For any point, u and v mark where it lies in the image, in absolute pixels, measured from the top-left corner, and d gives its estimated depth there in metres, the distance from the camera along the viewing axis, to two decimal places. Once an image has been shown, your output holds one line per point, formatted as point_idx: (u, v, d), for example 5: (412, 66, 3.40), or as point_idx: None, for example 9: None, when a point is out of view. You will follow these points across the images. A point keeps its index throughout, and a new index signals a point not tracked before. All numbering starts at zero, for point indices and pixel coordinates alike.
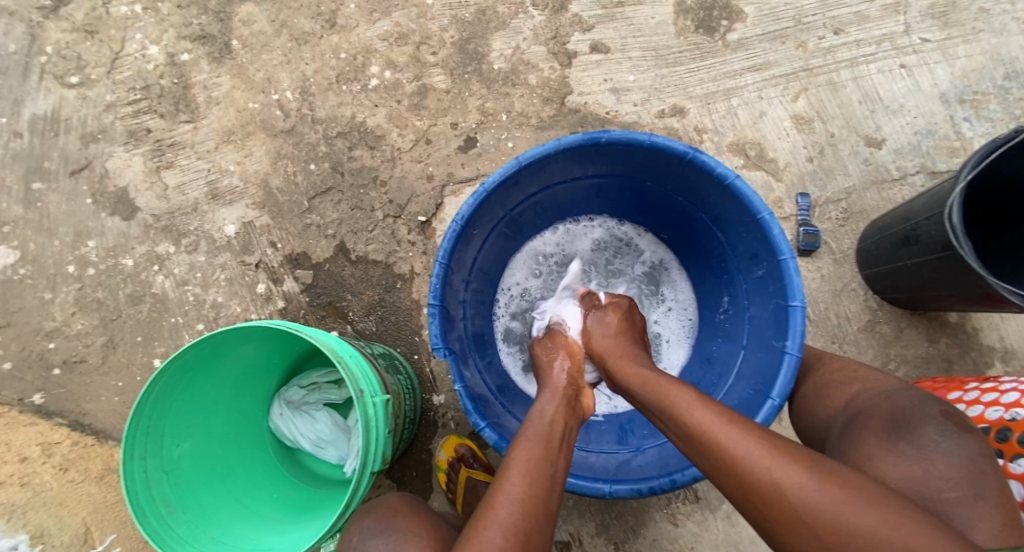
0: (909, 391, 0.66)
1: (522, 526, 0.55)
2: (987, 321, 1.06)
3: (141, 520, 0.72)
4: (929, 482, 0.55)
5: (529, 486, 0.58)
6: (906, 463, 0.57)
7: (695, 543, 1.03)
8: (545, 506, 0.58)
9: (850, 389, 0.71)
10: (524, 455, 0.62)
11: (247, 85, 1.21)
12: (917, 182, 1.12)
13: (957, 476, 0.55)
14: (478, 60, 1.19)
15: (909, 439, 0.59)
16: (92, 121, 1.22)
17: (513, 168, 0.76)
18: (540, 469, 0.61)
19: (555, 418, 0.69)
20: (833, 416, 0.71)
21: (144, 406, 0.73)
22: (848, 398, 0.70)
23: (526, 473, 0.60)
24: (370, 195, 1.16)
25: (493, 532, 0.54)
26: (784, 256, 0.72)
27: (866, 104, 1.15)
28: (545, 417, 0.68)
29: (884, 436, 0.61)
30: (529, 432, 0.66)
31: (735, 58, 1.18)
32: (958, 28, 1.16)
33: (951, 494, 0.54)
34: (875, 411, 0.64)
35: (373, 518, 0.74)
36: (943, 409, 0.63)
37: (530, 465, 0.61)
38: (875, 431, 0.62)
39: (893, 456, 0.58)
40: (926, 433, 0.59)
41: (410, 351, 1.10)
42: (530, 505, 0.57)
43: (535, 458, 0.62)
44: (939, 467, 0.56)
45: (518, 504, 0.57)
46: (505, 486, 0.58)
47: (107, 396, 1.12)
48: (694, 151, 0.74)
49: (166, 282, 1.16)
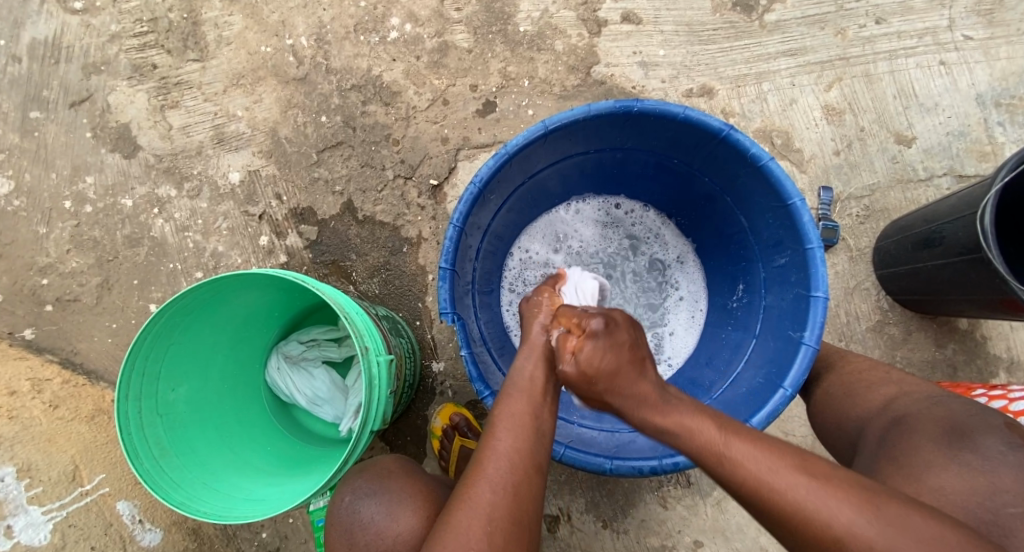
0: (965, 403, 0.64)
1: (511, 483, 0.55)
2: (997, 330, 1.05)
3: (134, 461, 0.70)
4: (992, 494, 0.53)
5: (517, 443, 0.57)
6: (968, 474, 0.55)
7: (682, 527, 1.03)
8: (534, 460, 0.57)
9: (887, 391, 0.70)
10: (509, 411, 0.59)
11: (260, 27, 1.16)
12: (943, 184, 1.09)
13: (1022, 490, 0.53)
14: (504, 21, 1.14)
15: (972, 450, 0.57)
16: (95, 51, 1.16)
17: (539, 131, 0.73)
18: (525, 429, 0.58)
19: (539, 371, 0.63)
20: (868, 416, 0.69)
21: (142, 345, 0.70)
22: (886, 401, 0.69)
23: (513, 430, 0.58)
24: (382, 153, 1.12)
25: (483, 492, 0.54)
26: (812, 245, 0.70)
27: (900, 100, 1.12)
28: (528, 372, 0.63)
29: (944, 444, 0.58)
30: (511, 387, 0.62)
31: (770, 40, 1.14)
32: (1003, 28, 1.12)
33: (1012, 509, 0.52)
34: (928, 419, 0.62)
35: (366, 478, 0.73)
36: (1008, 422, 0.60)
37: (517, 420, 0.58)
38: (933, 438, 0.60)
39: (956, 465, 0.56)
40: (989, 444, 0.57)
41: (411, 316, 1.08)
42: (519, 459, 0.56)
43: (519, 417, 0.59)
44: (1004, 480, 0.54)
45: (506, 458, 0.56)
46: (491, 442, 0.57)
47: (100, 336, 1.10)
48: (730, 128, 0.71)
49: (166, 227, 1.12)
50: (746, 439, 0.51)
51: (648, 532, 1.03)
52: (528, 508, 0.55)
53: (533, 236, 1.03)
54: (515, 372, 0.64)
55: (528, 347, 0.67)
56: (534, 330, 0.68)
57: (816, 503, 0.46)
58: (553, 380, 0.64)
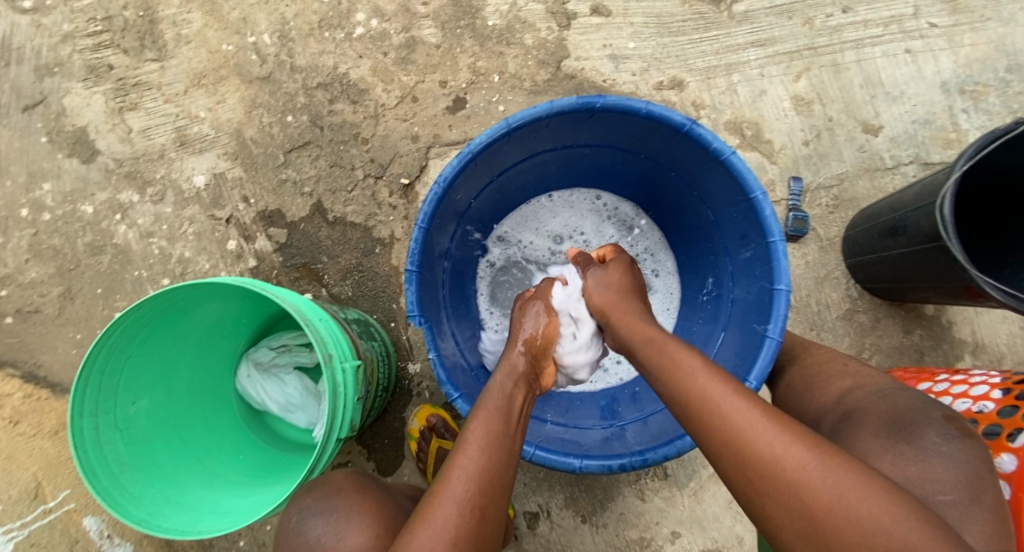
0: (911, 394, 0.65)
1: (477, 506, 0.54)
2: (962, 315, 1.07)
3: (91, 479, 0.69)
4: (924, 483, 0.54)
5: (484, 462, 0.56)
6: (902, 464, 0.56)
7: (660, 518, 1.04)
8: (501, 482, 0.57)
9: (843, 384, 0.71)
10: (483, 430, 0.59)
11: (220, 24, 1.12)
12: (910, 172, 1.11)
13: (953, 479, 0.54)
14: (471, 15, 1.12)
15: (908, 441, 0.58)
16: (47, 52, 1.12)
17: (501, 129, 0.72)
18: (497, 445, 0.58)
19: (514, 392, 0.66)
20: (823, 410, 0.70)
21: (95, 359, 0.68)
22: (840, 393, 0.70)
23: (483, 449, 0.57)
24: (351, 152, 1.10)
25: (448, 508, 0.53)
26: (774, 238, 0.70)
27: (868, 89, 1.13)
28: (506, 390, 0.65)
29: (884, 436, 0.59)
30: (485, 405, 0.63)
31: (739, 31, 1.14)
32: (967, 15, 1.13)
33: (943, 496, 0.53)
34: (871, 412, 0.63)
35: (313, 497, 0.71)
36: (944, 412, 0.61)
37: (490, 440, 0.58)
38: (873, 431, 0.60)
39: (890, 455, 0.57)
40: (927, 436, 0.58)
41: (386, 318, 1.07)
42: (486, 483, 0.55)
43: (493, 431, 0.59)
44: (936, 470, 0.55)
45: (474, 479, 0.55)
46: (461, 461, 0.56)
47: (64, 347, 1.07)
48: (692, 123, 0.71)
49: (129, 233, 1.09)
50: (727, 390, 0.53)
51: (626, 524, 1.04)
52: (490, 533, 0.55)
53: (513, 222, 1.02)
54: (491, 392, 0.64)
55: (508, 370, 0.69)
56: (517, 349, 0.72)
57: (768, 441, 0.48)
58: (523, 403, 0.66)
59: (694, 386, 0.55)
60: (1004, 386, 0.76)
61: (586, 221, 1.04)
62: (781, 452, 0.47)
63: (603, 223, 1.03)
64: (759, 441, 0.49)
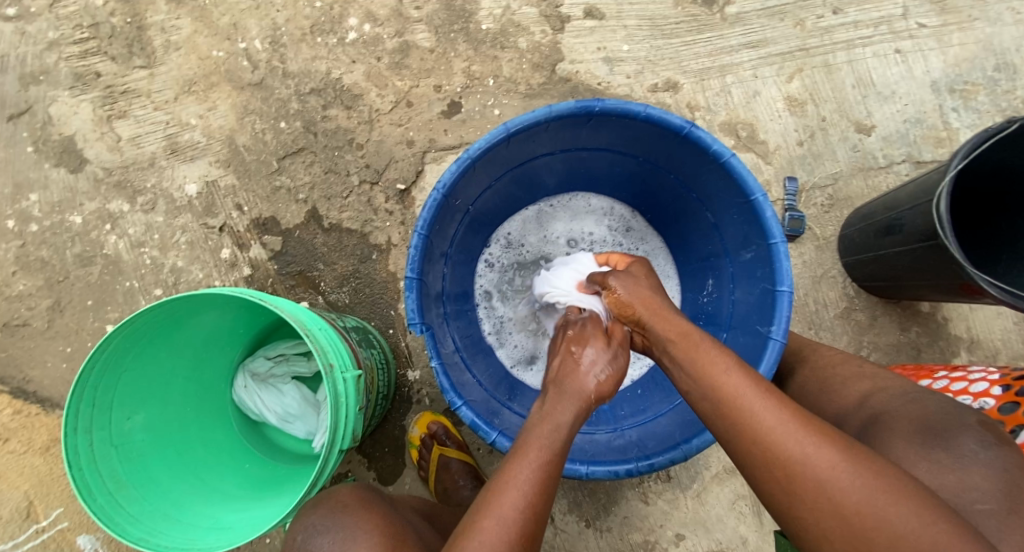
0: (940, 399, 0.65)
1: (523, 545, 0.51)
2: (957, 312, 1.08)
3: (86, 498, 0.67)
4: (962, 492, 0.54)
5: (531, 507, 0.53)
6: (938, 471, 0.56)
7: (664, 521, 1.03)
8: (538, 526, 0.53)
9: (860, 388, 0.71)
10: (529, 467, 0.54)
11: (210, 30, 1.11)
12: (902, 171, 1.12)
13: (993, 487, 0.54)
14: (465, 19, 1.12)
15: (944, 447, 0.57)
16: (32, 60, 1.10)
17: (501, 135, 0.71)
18: (543, 489, 0.54)
19: (572, 422, 0.59)
20: (845, 412, 0.70)
21: (89, 376, 0.67)
22: (859, 397, 0.70)
23: (528, 488, 0.53)
24: (345, 158, 1.08)
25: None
26: (775, 240, 0.70)
27: (859, 89, 1.14)
28: (563, 423, 0.58)
29: (917, 442, 0.59)
30: (533, 439, 0.57)
31: (732, 33, 1.14)
32: (954, 15, 1.15)
33: (981, 506, 0.52)
34: (902, 417, 0.63)
35: (318, 515, 0.70)
36: (979, 419, 0.61)
37: (536, 473, 0.54)
38: (907, 436, 0.60)
39: (925, 463, 0.57)
40: (964, 443, 0.58)
41: (385, 325, 1.06)
42: (531, 519, 0.52)
43: (541, 472, 0.54)
44: (973, 478, 0.54)
45: (519, 521, 0.52)
46: (506, 500, 0.52)
47: (54, 362, 1.04)
48: (691, 125, 0.71)
49: (120, 243, 1.07)
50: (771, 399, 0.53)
51: (631, 528, 1.03)
52: None
53: (514, 223, 1.02)
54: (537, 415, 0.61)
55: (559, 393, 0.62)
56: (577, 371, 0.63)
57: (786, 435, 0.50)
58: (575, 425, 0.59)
59: (728, 381, 0.55)
60: (1003, 383, 0.77)
61: (587, 224, 1.03)
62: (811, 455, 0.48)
63: (603, 226, 1.03)
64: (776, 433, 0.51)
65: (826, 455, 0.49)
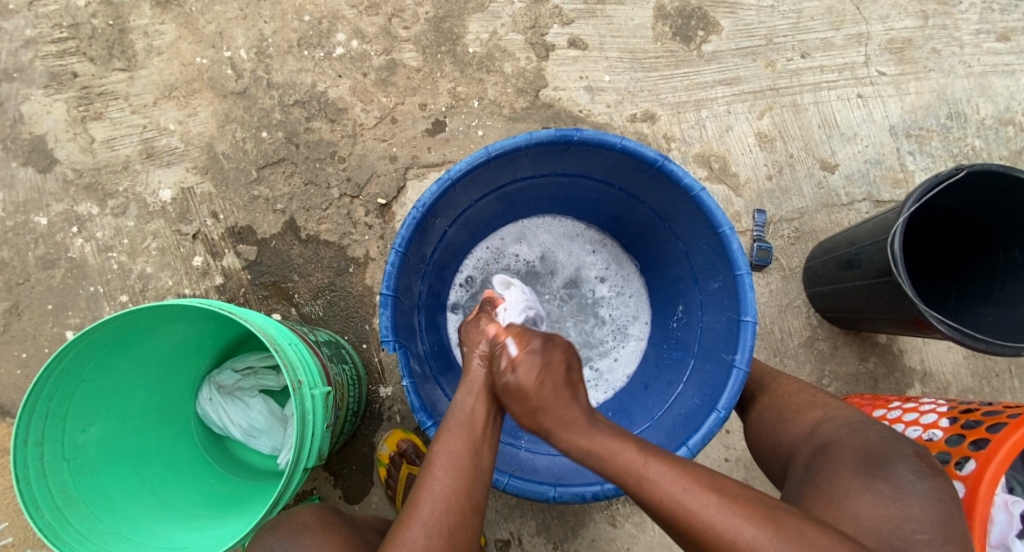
0: (884, 430, 0.68)
1: (445, 525, 0.54)
2: (911, 344, 1.14)
3: (34, 515, 0.64)
4: (902, 523, 0.56)
5: (451, 483, 0.56)
6: (881, 502, 0.58)
7: (630, 544, 1.04)
8: (472, 499, 0.56)
9: (814, 416, 0.74)
10: (447, 451, 0.59)
11: (195, 37, 1.10)
12: (863, 209, 1.18)
13: (929, 517, 0.56)
14: (452, 41, 1.14)
15: (884, 478, 0.60)
16: (6, 56, 1.07)
17: (481, 158, 0.73)
18: (463, 468, 0.58)
19: (478, 408, 0.64)
20: (797, 440, 0.73)
21: (44, 385, 0.65)
22: (812, 425, 0.73)
23: (450, 468, 0.57)
24: (327, 170, 1.08)
25: (414, 532, 0.53)
26: (741, 272, 0.73)
27: (824, 129, 1.20)
28: (468, 407, 0.64)
29: (860, 472, 0.62)
30: (451, 424, 0.62)
31: (708, 70, 1.19)
32: (911, 65, 1.23)
33: (920, 536, 0.55)
34: (846, 445, 0.66)
35: (279, 536, 0.68)
36: (917, 450, 0.64)
37: (455, 460, 0.58)
38: (850, 465, 0.62)
39: (870, 493, 0.59)
40: (902, 473, 0.60)
41: (358, 339, 1.05)
42: (453, 500, 0.55)
43: (457, 450, 0.59)
44: (912, 508, 0.57)
45: (442, 500, 0.55)
46: (427, 482, 0.56)
47: (7, 367, 1.00)
48: (664, 159, 0.74)
49: (86, 247, 1.04)
50: (676, 469, 0.54)
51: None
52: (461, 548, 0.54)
53: (504, 237, 1.04)
54: (455, 409, 0.64)
55: (468, 384, 0.68)
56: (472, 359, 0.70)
57: (722, 520, 0.50)
58: (488, 414, 0.65)
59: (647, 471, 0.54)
60: (951, 416, 0.81)
61: (574, 250, 1.05)
62: (748, 542, 0.48)
63: (588, 258, 1.05)
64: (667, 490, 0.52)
65: (713, 509, 0.50)
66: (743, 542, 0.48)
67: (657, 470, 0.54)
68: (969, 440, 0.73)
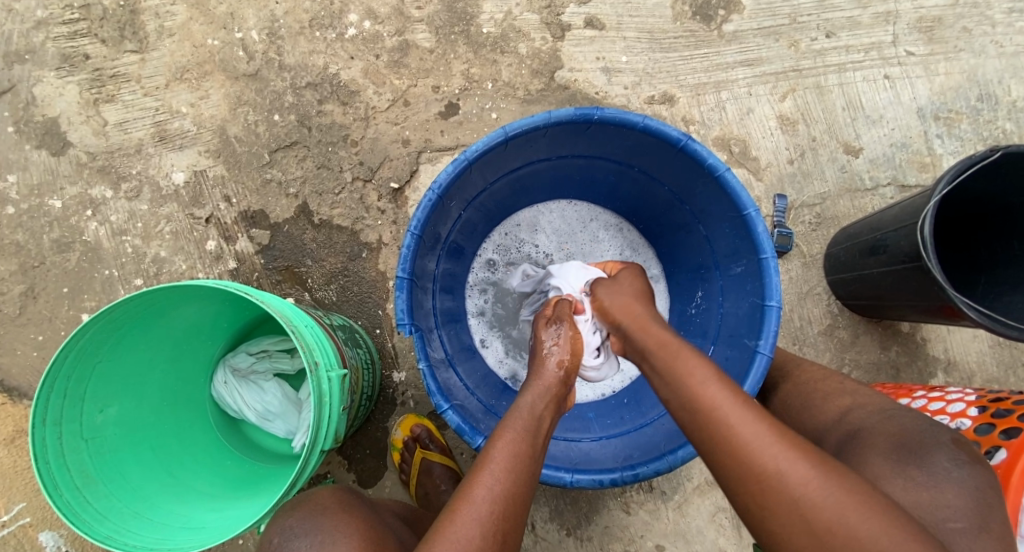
0: (917, 417, 0.66)
1: (501, 528, 0.52)
2: (935, 333, 1.11)
3: (53, 493, 0.64)
4: (935, 509, 0.54)
5: (512, 485, 0.55)
6: (914, 489, 0.56)
7: (644, 532, 1.03)
8: (525, 501, 0.55)
9: (841, 403, 0.72)
10: (509, 450, 0.57)
11: (206, 18, 1.09)
12: (888, 194, 1.14)
13: (966, 506, 0.54)
14: (466, 22, 1.12)
15: (919, 465, 0.58)
16: (18, 38, 1.07)
17: (499, 138, 0.71)
18: (524, 467, 0.57)
19: (544, 413, 0.64)
20: (824, 428, 0.71)
21: (61, 365, 0.64)
22: (839, 413, 0.71)
23: (510, 468, 0.56)
24: (339, 154, 1.07)
25: (471, 529, 0.51)
26: (766, 255, 0.71)
27: (849, 111, 1.16)
28: (537, 410, 0.64)
29: (893, 459, 0.60)
30: (513, 423, 0.61)
31: (728, 50, 1.16)
32: (941, 45, 1.18)
33: (954, 524, 0.53)
34: (878, 433, 0.64)
35: (296, 516, 0.67)
36: (955, 438, 0.62)
37: (516, 460, 0.57)
38: (883, 452, 0.61)
39: (901, 479, 0.57)
40: (938, 461, 0.58)
41: (371, 325, 1.04)
42: (510, 502, 0.54)
43: (519, 452, 0.57)
44: (948, 496, 0.55)
45: (500, 501, 0.54)
46: (486, 480, 0.55)
47: (24, 350, 1.01)
48: (688, 138, 0.71)
49: (100, 230, 1.04)
50: (732, 396, 0.54)
51: (611, 538, 1.03)
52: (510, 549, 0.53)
53: (519, 222, 1.02)
54: (521, 407, 0.64)
55: (537, 387, 0.67)
56: (546, 367, 0.71)
57: (765, 448, 0.49)
58: (549, 419, 0.64)
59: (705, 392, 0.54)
60: (979, 405, 0.78)
61: (590, 236, 1.03)
62: (789, 467, 0.48)
63: (605, 243, 1.03)
64: (733, 422, 0.51)
65: (761, 435, 0.50)
66: (781, 467, 0.48)
67: (713, 392, 0.54)
68: (999, 429, 0.71)
